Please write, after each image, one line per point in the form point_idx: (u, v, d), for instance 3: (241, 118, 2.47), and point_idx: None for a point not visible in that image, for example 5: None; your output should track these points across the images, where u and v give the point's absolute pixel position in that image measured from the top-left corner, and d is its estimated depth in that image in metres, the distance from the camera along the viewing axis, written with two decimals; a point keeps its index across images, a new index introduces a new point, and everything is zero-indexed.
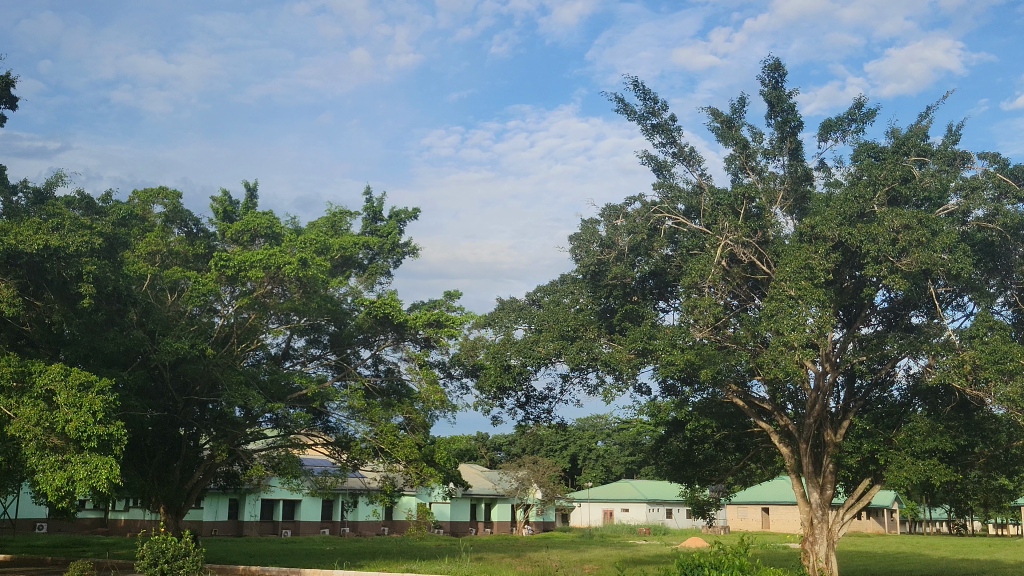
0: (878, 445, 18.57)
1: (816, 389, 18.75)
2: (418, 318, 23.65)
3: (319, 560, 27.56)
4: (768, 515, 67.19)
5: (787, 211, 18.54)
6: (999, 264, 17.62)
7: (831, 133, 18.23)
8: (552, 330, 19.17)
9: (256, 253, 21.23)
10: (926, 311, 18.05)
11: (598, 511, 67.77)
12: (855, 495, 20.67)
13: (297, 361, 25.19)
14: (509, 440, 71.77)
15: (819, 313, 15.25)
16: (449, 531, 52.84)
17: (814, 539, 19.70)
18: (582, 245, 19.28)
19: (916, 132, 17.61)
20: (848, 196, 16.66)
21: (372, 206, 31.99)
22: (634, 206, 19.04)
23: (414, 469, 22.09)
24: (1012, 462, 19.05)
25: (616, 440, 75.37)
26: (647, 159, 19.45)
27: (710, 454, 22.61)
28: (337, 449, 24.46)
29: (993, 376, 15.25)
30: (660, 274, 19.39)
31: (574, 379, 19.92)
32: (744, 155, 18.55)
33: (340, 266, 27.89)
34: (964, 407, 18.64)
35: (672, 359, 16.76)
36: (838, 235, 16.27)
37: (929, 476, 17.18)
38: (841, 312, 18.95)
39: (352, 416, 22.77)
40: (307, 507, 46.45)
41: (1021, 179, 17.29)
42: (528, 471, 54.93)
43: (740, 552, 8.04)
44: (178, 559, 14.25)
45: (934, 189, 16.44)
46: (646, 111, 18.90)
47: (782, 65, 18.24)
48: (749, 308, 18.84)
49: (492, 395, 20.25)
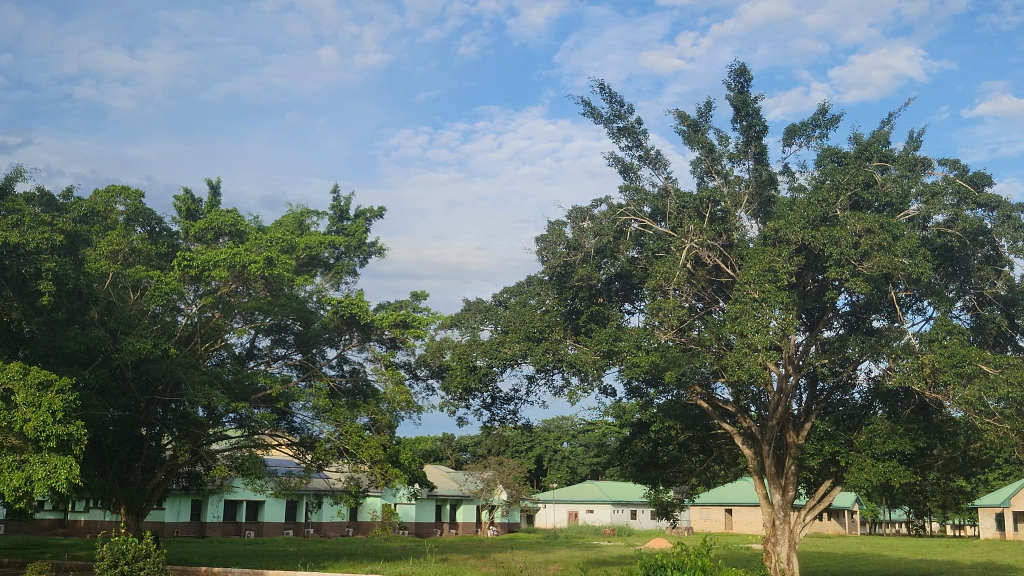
0: (839, 447, 18.81)
1: (779, 391, 18.92)
2: (384, 318, 23.61)
3: (283, 560, 27.98)
4: (731, 516, 67.76)
5: (751, 215, 18.70)
6: (958, 269, 17.90)
7: (795, 137, 18.40)
8: (518, 331, 19.19)
9: (220, 252, 21.10)
10: (887, 315, 18.30)
11: (563, 512, 67.90)
12: (817, 496, 20.86)
13: (261, 361, 24.99)
14: (475, 441, 71.70)
15: (782, 316, 15.39)
16: (414, 532, 52.72)
17: (776, 540, 19.83)
18: (549, 246, 19.30)
19: (878, 138, 17.83)
20: (812, 200, 16.79)
21: (338, 205, 31.84)
22: (600, 208, 19.07)
23: (379, 470, 22.05)
24: (969, 464, 19.40)
25: (581, 441, 75.65)
26: (614, 162, 19.51)
27: (675, 456, 22.67)
28: (301, 450, 24.29)
29: (952, 379, 15.51)
30: (625, 276, 19.51)
31: (540, 380, 19.94)
32: (710, 159, 18.68)
33: (305, 265, 27.73)
34: (923, 410, 18.96)
35: (637, 360, 16.83)
36: (801, 238, 16.40)
37: (889, 477, 17.41)
38: (803, 316, 19.14)
39: (317, 416, 22.62)
40: (271, 508, 46.15)
41: (981, 186, 17.58)
42: (493, 471, 54.88)
43: (702, 552, 8.10)
44: (139, 560, 14.14)
45: (896, 195, 16.82)
46: (612, 114, 18.97)
47: (748, 70, 18.38)
48: (713, 310, 19.06)
49: (458, 395, 20.23)
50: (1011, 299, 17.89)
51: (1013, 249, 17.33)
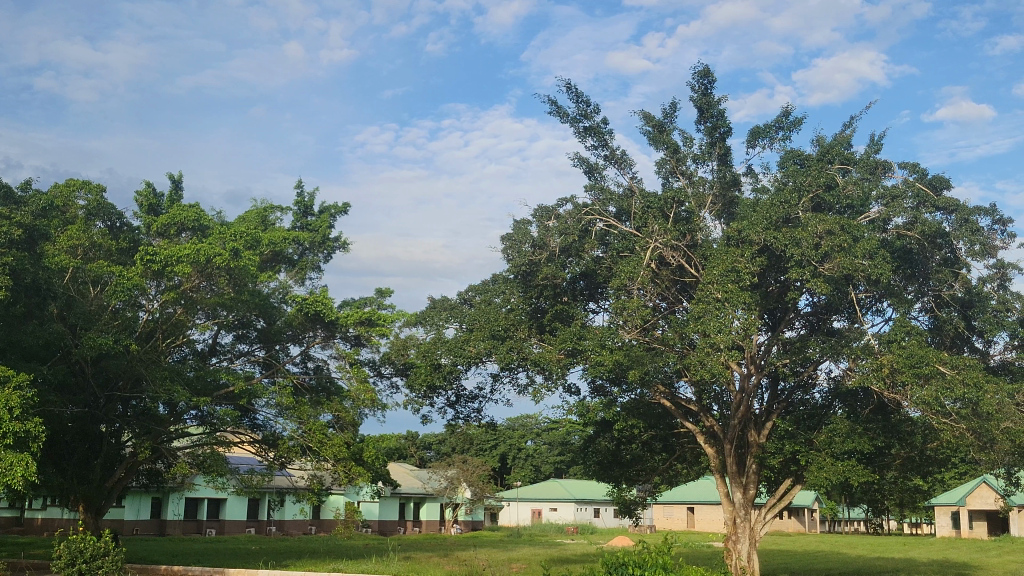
0: (799, 445, 19.03)
1: (741, 390, 19.08)
2: (349, 316, 23.55)
3: (244, 560, 26.99)
4: (693, 515, 68.27)
5: (715, 215, 18.87)
6: (917, 271, 18.17)
7: (759, 139, 18.56)
8: (483, 329, 19.14)
9: (183, 247, 20.93)
10: (847, 316, 18.51)
11: (527, 510, 67.98)
12: (777, 495, 21.05)
13: (224, 357, 24.76)
14: (439, 439, 71.60)
15: (744, 316, 15.52)
16: (377, 530, 52.58)
17: (737, 539, 20.00)
18: (514, 245, 19.31)
19: (840, 141, 18.04)
20: (774, 201, 16.95)
21: (303, 201, 31.65)
22: (565, 207, 19.12)
23: (342, 468, 21.93)
24: (926, 463, 19.77)
25: (545, 439, 75.82)
26: (579, 161, 19.58)
27: (638, 455, 22.80)
28: (264, 447, 23.98)
29: (910, 379, 15.73)
30: (590, 275, 19.59)
31: (504, 379, 19.99)
32: (675, 159, 18.80)
33: (269, 261, 27.54)
34: (882, 409, 19.21)
35: (601, 359, 16.93)
36: (763, 239, 16.57)
37: (848, 476, 17.62)
38: (766, 316, 19.31)
39: (280, 413, 22.47)
40: (233, 506, 45.82)
41: (939, 189, 17.87)
42: (457, 470, 55.02)
43: (663, 551, 8.16)
44: (96, 559, 13.97)
45: (856, 197, 17.00)
46: (578, 113, 19.03)
47: (712, 72, 18.52)
48: (677, 310, 19.14)
49: (422, 394, 20.21)
50: (967, 301, 18.21)
51: (970, 252, 17.63)
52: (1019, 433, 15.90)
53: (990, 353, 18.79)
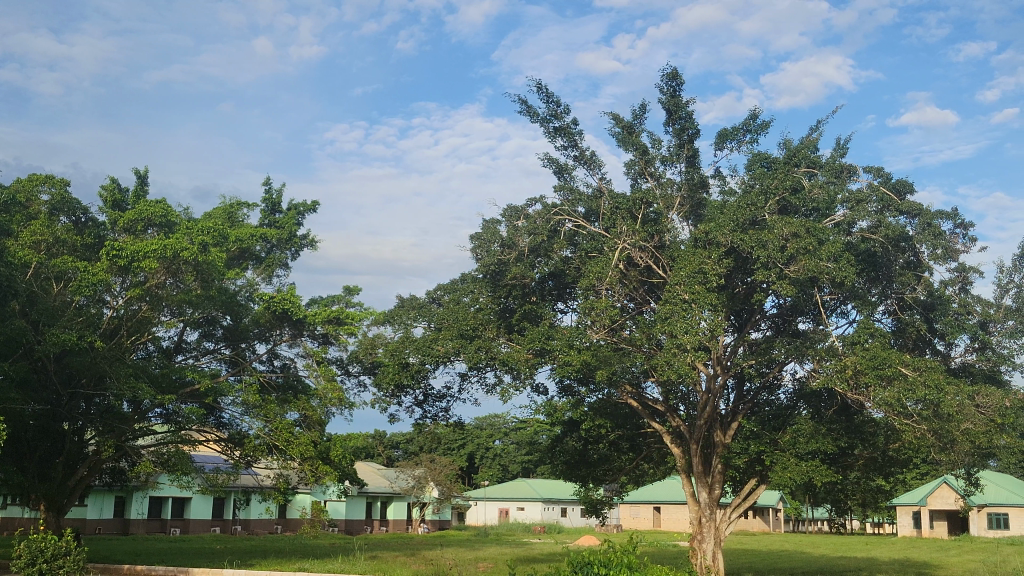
0: (764, 445, 19.20)
1: (707, 391, 19.20)
2: (317, 314, 23.47)
3: (210, 561, 26.49)
4: (659, 514, 68.64)
5: (683, 217, 18.98)
6: (880, 274, 18.39)
7: (727, 142, 18.70)
8: (451, 329, 19.13)
9: (150, 243, 20.75)
10: (812, 318, 18.70)
11: (494, 509, 67.92)
12: (742, 495, 21.22)
13: (190, 354, 24.55)
14: (407, 438, 71.44)
15: (711, 317, 15.63)
16: (344, 530, 52.38)
17: (702, 538, 20.14)
18: (483, 245, 19.32)
19: (807, 144, 18.21)
20: (741, 203, 17.08)
21: (270, 197, 31.46)
22: (535, 207, 19.16)
23: (308, 468, 21.82)
24: (889, 464, 20.01)
25: (512, 439, 75.86)
26: (549, 162, 19.62)
27: (605, 454, 22.84)
28: (230, 446, 23.77)
29: (873, 381, 15.93)
30: (559, 275, 19.63)
31: (472, 378, 20.03)
32: (643, 160, 18.88)
33: (235, 258, 27.31)
34: (845, 410, 19.44)
35: (569, 359, 17.01)
36: (730, 241, 16.71)
37: (812, 476, 17.80)
38: (732, 317, 19.45)
39: (246, 412, 22.24)
40: (198, 505, 45.44)
41: (903, 193, 18.09)
42: (425, 470, 54.94)
43: (629, 550, 8.19)
44: (57, 559, 13.78)
45: (822, 201, 17.17)
46: (548, 113, 19.07)
47: (680, 74, 18.62)
48: (644, 310, 19.25)
49: (390, 393, 20.17)
50: (929, 304, 18.46)
51: (933, 255, 17.86)
52: (978, 434, 16.11)
53: (951, 355, 19.06)
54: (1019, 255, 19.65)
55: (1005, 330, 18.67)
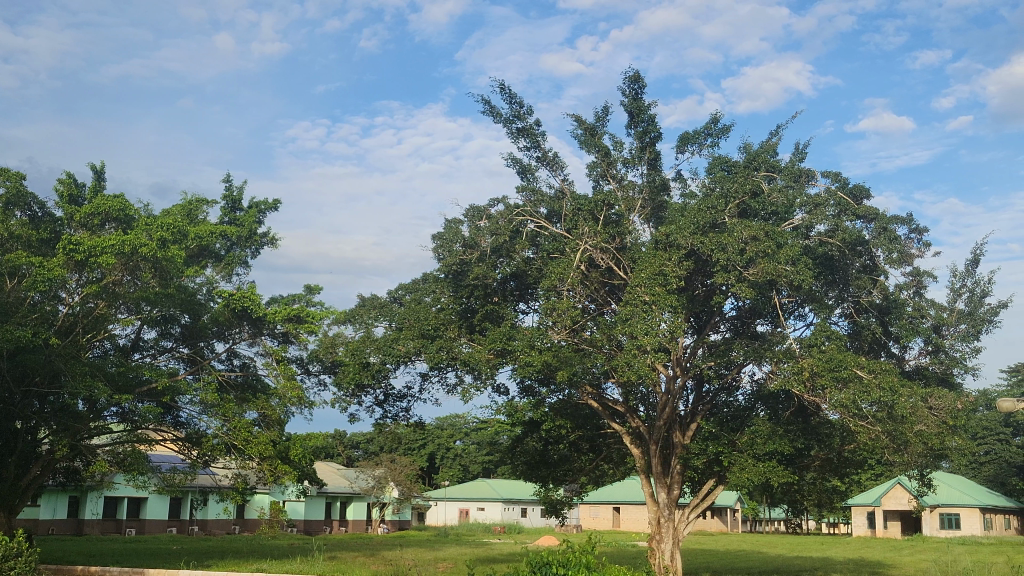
0: (722, 447, 19.38)
1: (667, 392, 19.32)
2: (277, 312, 23.33)
3: (165, 560, 26.63)
4: (619, 514, 68.99)
5: (644, 219, 19.10)
6: (837, 277, 18.64)
7: (688, 145, 18.85)
8: (413, 328, 19.12)
9: (108, 239, 20.52)
10: (770, 320, 18.91)
11: (454, 509, 67.84)
12: (700, 495, 21.36)
13: (147, 353, 24.23)
14: (367, 438, 71.14)
15: (671, 319, 15.75)
16: (303, 530, 52.03)
17: (661, 538, 20.27)
18: (445, 244, 19.30)
19: (767, 148, 18.41)
20: (702, 206, 17.23)
21: (231, 194, 31.18)
22: (497, 208, 19.17)
23: (267, 467, 21.64)
24: (844, 465, 20.29)
25: (473, 439, 75.86)
26: (512, 162, 19.65)
27: (566, 455, 22.87)
28: (187, 446, 23.43)
29: (829, 383, 16.17)
30: (520, 276, 19.70)
31: (432, 378, 20.01)
32: (605, 162, 18.98)
33: (195, 256, 26.88)
34: (802, 412, 19.72)
35: (530, 360, 17.11)
36: (690, 244, 16.84)
37: (769, 477, 18.01)
38: (692, 318, 19.60)
39: (204, 411, 22.03)
40: (154, 504, 44.90)
41: (860, 199, 18.35)
42: (385, 470, 54.70)
43: (587, 550, 8.23)
44: (9, 560, 13.52)
45: (781, 205, 17.37)
46: (511, 114, 19.09)
47: (642, 77, 18.75)
48: (605, 311, 19.34)
49: (350, 392, 20.09)
50: (885, 308, 18.74)
51: (888, 259, 18.13)
52: (931, 435, 16.42)
53: (906, 358, 19.35)
54: (972, 261, 20.00)
55: (958, 333, 19.01)
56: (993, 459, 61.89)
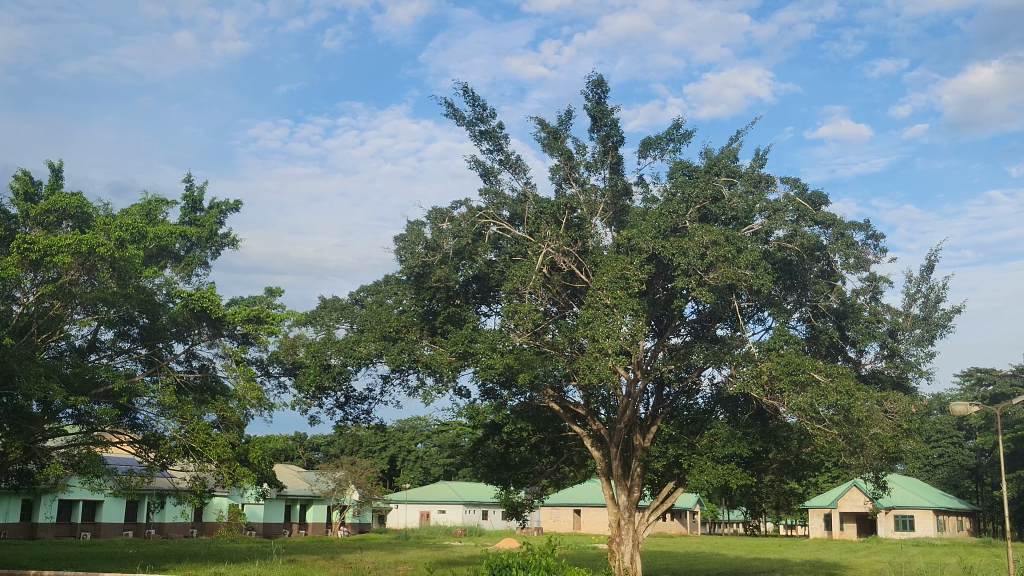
0: (682, 450, 19.56)
1: (628, 395, 19.42)
2: (237, 313, 23.15)
3: (122, 560, 28.17)
4: (579, 517, 69.27)
5: (606, 223, 19.17)
6: (796, 282, 18.86)
7: (650, 150, 18.98)
8: (374, 330, 19.13)
9: (63, 237, 20.29)
10: (730, 324, 19.11)
11: (415, 512, 67.69)
12: (661, 497, 21.45)
13: (104, 353, 23.88)
14: (328, 440, 70.73)
15: (632, 322, 15.81)
16: (262, 533, 51.52)
17: (621, 540, 20.36)
18: (407, 246, 19.25)
19: (727, 154, 18.59)
20: (663, 211, 17.36)
21: (191, 194, 30.88)
22: (460, 210, 19.12)
23: (226, 469, 21.44)
24: (801, 467, 20.53)
25: (434, 441, 75.69)
26: (475, 165, 19.65)
27: (526, 457, 22.92)
28: (144, 448, 23.05)
29: (787, 386, 16.35)
30: (483, 278, 19.70)
31: (394, 380, 19.97)
32: (568, 166, 19.05)
33: (154, 256, 26.44)
34: (760, 415, 19.94)
35: (492, 363, 17.11)
36: (652, 248, 16.95)
37: (727, 479, 18.20)
38: (653, 322, 19.73)
39: (162, 413, 21.57)
40: (110, 507, 44.30)
41: (818, 205, 18.57)
42: (346, 472, 54.22)
43: (547, 552, 8.24)
44: None
45: (741, 210, 17.58)
46: (474, 116, 19.10)
47: (605, 82, 18.85)
48: (567, 314, 19.41)
49: (311, 394, 19.97)
50: (842, 312, 18.98)
51: (845, 265, 18.37)
52: (886, 439, 16.70)
53: (862, 362, 19.63)
54: (927, 266, 20.34)
55: (913, 338, 19.33)
56: (946, 462, 62.88)
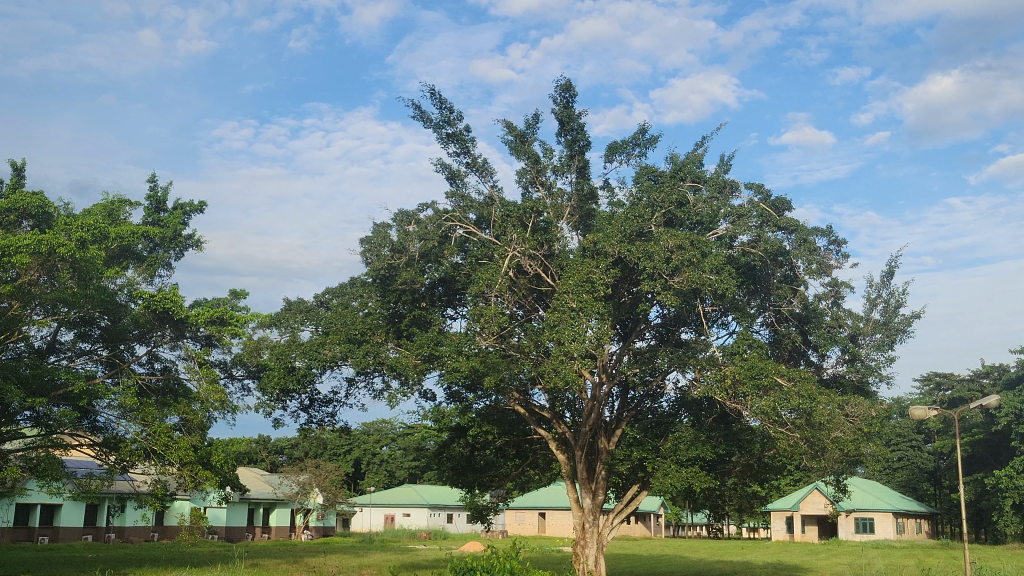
0: (647, 453, 19.71)
1: (593, 399, 19.47)
2: (200, 314, 22.90)
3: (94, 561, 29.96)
4: (544, 520, 69.36)
5: (572, 226, 19.22)
6: (759, 287, 19.05)
7: (617, 154, 19.07)
8: (340, 333, 19.08)
9: (22, 237, 19.93)
10: (694, 328, 19.25)
11: (379, 515, 67.39)
12: (624, 500, 21.57)
13: (64, 355, 23.56)
14: (292, 443, 70.25)
15: (597, 326, 15.85)
16: (224, 537, 50.95)
17: (585, 543, 20.41)
18: (373, 248, 19.16)
19: (693, 159, 18.72)
20: (629, 215, 17.44)
21: (155, 195, 30.56)
22: (426, 212, 19.15)
23: (188, 473, 21.23)
24: (764, 470, 20.69)
25: (400, 444, 75.41)
26: (442, 167, 19.64)
27: (491, 461, 22.89)
28: (105, 450, 22.73)
29: (751, 390, 16.46)
30: (448, 281, 19.65)
31: (359, 383, 19.88)
32: (535, 169, 19.07)
33: (116, 257, 26.11)
34: (724, 419, 20.15)
35: (457, 366, 17.08)
36: (618, 252, 17.01)
37: (691, 483, 18.31)
38: (618, 326, 19.83)
39: (123, 415, 21.34)
40: (69, 511, 43.64)
41: (781, 211, 18.74)
42: (309, 475, 53.78)
43: (512, 555, 8.22)
44: None
45: (706, 215, 17.77)
46: (441, 119, 19.08)
47: (573, 86, 18.91)
48: (533, 318, 19.43)
49: (275, 397, 19.83)
50: (805, 317, 19.22)
51: (808, 270, 18.55)
52: (846, 442, 16.90)
53: (824, 366, 19.85)
54: (888, 272, 20.58)
55: (873, 343, 19.50)
56: (905, 465, 63.68)
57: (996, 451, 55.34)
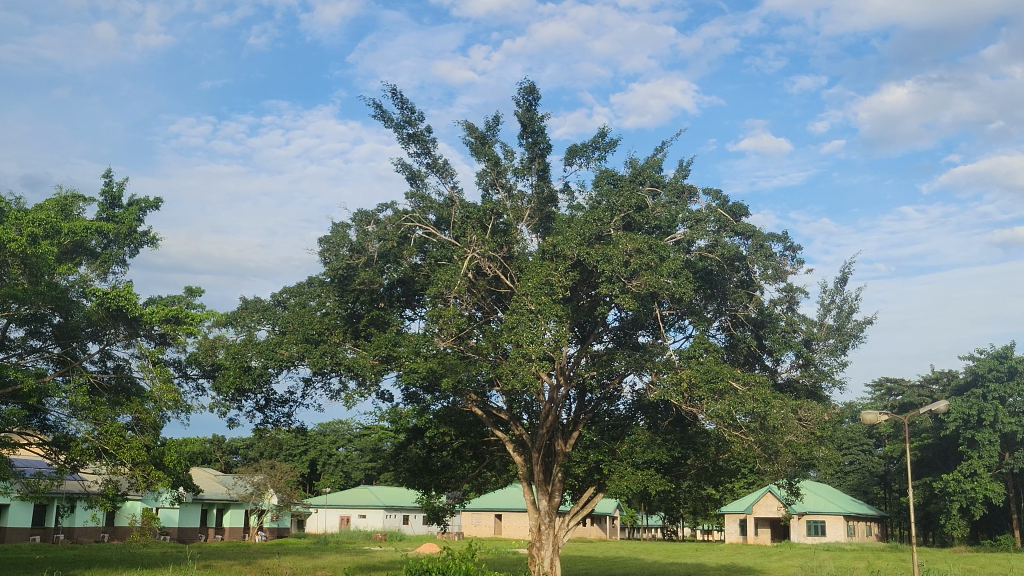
0: (604, 455, 19.76)
1: (550, 401, 19.50)
2: (155, 313, 22.58)
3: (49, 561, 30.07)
4: (500, 522, 69.47)
5: (532, 228, 19.27)
6: (716, 291, 19.20)
7: (576, 157, 19.13)
8: (296, 333, 18.97)
9: None
10: (652, 331, 19.37)
11: (335, 517, 67.02)
12: (580, 502, 21.64)
13: (14, 353, 23.13)
14: (247, 443, 69.58)
15: (555, 329, 15.92)
16: (176, 538, 50.30)
17: (541, 544, 20.31)
18: (332, 248, 19.05)
19: (652, 164, 18.86)
20: (588, 218, 17.50)
21: (110, 190, 30.15)
22: (386, 213, 19.04)
23: (140, 472, 20.97)
24: (718, 474, 20.86)
25: (356, 445, 75.06)
26: (402, 167, 19.58)
27: (448, 462, 22.80)
28: (54, 450, 22.34)
29: (706, 394, 16.62)
30: (407, 282, 19.45)
31: (316, 383, 19.76)
32: (495, 171, 19.08)
33: (68, 254, 25.69)
34: (680, 422, 20.32)
35: (414, 366, 17.03)
36: (577, 254, 17.08)
37: (647, 484, 18.43)
38: (576, 328, 19.88)
39: (74, 414, 20.98)
40: (16, 512, 42.77)
41: (738, 216, 18.91)
42: (264, 476, 53.26)
43: (467, 556, 8.21)
44: None
45: (664, 219, 17.78)
46: (402, 119, 19.02)
47: (536, 89, 18.95)
48: (491, 320, 19.35)
49: (230, 396, 19.64)
50: (760, 321, 19.45)
51: (764, 275, 18.75)
52: (799, 446, 17.14)
53: (778, 370, 20.08)
54: (841, 278, 20.86)
55: (826, 348, 19.71)
56: (856, 468, 64.70)
57: (944, 456, 56.43)
